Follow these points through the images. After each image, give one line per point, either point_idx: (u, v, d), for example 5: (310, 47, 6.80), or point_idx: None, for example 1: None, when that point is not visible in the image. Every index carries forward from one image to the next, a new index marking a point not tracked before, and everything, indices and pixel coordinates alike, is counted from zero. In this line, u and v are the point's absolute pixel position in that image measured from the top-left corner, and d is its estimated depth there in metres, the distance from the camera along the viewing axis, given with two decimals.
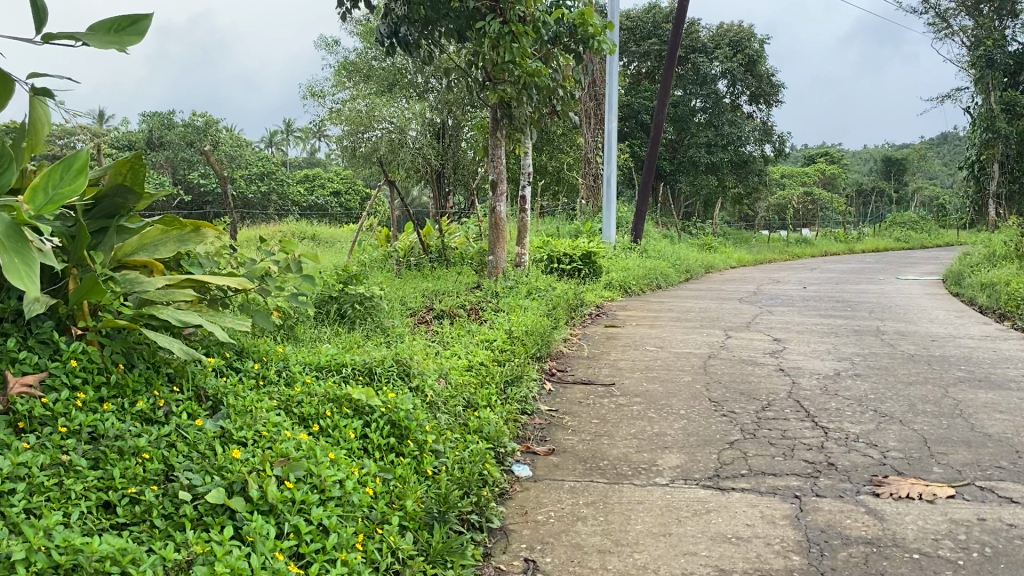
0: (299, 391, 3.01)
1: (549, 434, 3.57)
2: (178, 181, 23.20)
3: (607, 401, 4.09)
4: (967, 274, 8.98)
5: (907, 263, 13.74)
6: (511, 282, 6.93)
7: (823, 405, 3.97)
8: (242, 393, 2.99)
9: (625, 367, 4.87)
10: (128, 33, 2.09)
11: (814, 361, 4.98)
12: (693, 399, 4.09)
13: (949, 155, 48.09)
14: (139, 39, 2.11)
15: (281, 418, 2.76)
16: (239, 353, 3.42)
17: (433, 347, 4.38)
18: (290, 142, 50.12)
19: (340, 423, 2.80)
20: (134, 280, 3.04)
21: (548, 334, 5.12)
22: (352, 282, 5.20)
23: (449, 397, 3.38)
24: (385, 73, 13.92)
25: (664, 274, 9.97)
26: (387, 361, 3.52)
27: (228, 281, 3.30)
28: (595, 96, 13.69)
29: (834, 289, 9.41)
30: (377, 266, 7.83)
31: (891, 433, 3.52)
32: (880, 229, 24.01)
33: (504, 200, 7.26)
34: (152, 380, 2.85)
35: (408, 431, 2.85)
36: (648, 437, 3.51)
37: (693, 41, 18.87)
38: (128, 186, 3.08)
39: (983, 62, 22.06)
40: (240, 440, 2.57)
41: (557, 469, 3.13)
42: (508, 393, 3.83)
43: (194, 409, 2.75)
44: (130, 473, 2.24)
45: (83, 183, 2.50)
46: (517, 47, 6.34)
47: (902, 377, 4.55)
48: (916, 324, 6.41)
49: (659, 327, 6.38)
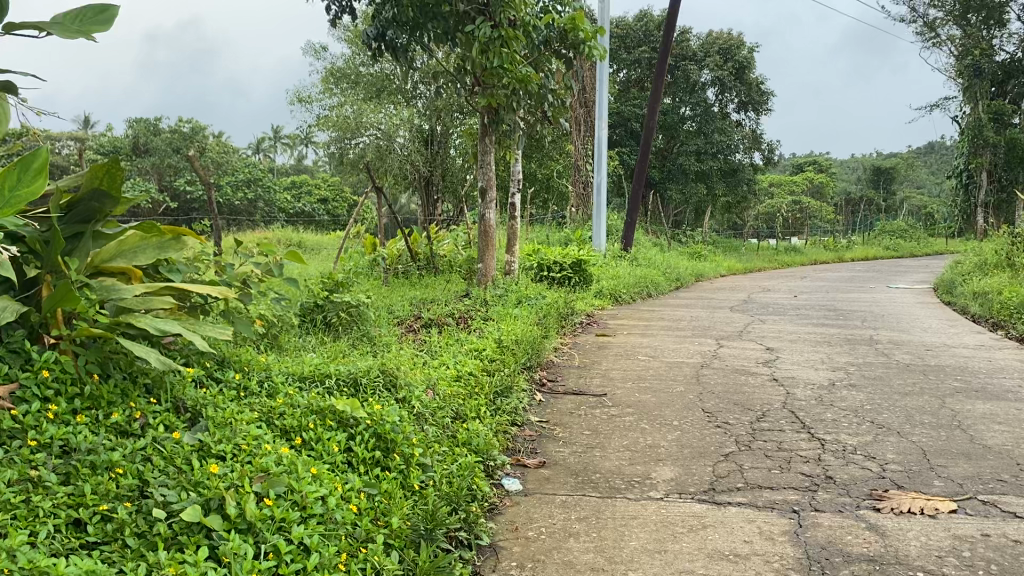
0: (281, 403, 2.92)
1: (540, 446, 3.48)
2: (164, 187, 23.00)
3: (598, 412, 4.00)
4: (958, 283, 8.95)
5: (898, 272, 13.71)
6: (500, 290, 6.85)
7: (819, 415, 3.90)
8: (222, 404, 2.89)
9: (617, 376, 4.79)
10: (94, 22, 2.64)
11: (808, 370, 4.91)
12: (686, 410, 4.01)
13: (936, 164, 48.32)
14: (104, 26, 2.66)
15: (262, 431, 2.67)
16: (220, 362, 3.33)
17: (420, 356, 4.29)
18: (278, 149, 49.88)
19: (323, 436, 2.71)
20: (111, 287, 2.95)
21: (538, 343, 5.03)
22: (338, 290, 5.12)
23: (437, 408, 3.29)
24: (372, 79, 13.63)
25: (654, 282, 9.90)
26: (372, 372, 3.43)
27: (208, 289, 3.20)
28: (585, 103, 13.65)
29: (825, 298, 9.36)
30: (364, 273, 7.76)
31: (890, 445, 3.44)
32: (869, 238, 24.05)
33: (493, 207, 7.18)
34: (128, 392, 2.75)
35: (393, 444, 2.76)
36: (641, 449, 3.42)
37: (683, 49, 18.85)
38: (104, 190, 2.96)
39: (972, 72, 22.16)
40: (219, 454, 2.47)
41: (548, 482, 3.04)
42: (496, 404, 3.74)
43: (171, 421, 2.66)
44: (100, 488, 2.14)
45: (41, 185, 2.53)
46: (507, 51, 6.27)
47: (898, 387, 4.48)
48: (909, 333, 6.35)
49: (650, 336, 6.31)
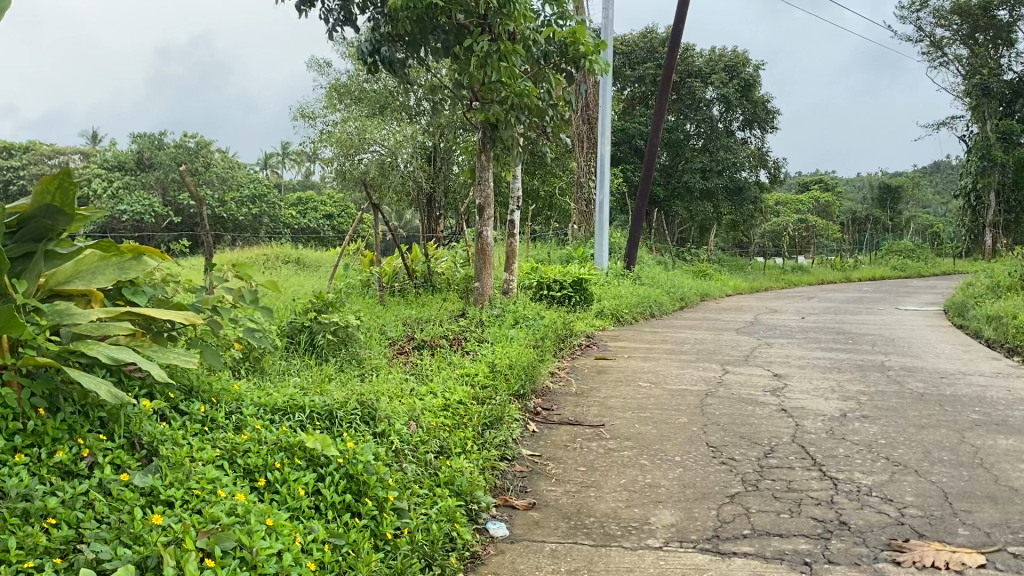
0: (246, 439, 2.67)
1: (530, 484, 3.23)
2: (168, 202, 22.69)
3: (595, 445, 3.76)
4: (970, 306, 8.69)
5: (906, 292, 13.43)
6: (497, 310, 6.60)
7: (831, 451, 3.65)
8: (183, 440, 2.64)
9: (617, 406, 4.52)
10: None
11: (817, 400, 4.65)
12: (689, 444, 3.77)
13: (943, 185, 48.06)
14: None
15: (222, 472, 2.43)
16: (187, 393, 3.08)
17: (408, 382, 4.05)
18: (286, 164, 49.62)
19: (290, 476, 2.48)
20: (66, 310, 2.72)
21: (534, 368, 4.78)
22: (326, 310, 4.88)
23: (419, 443, 3.05)
24: (376, 96, 13.32)
25: (659, 302, 9.64)
26: (350, 404, 3.18)
27: (174, 315, 2.96)
28: (588, 119, 13.41)
29: (833, 320, 9.09)
30: (358, 291, 7.50)
31: (908, 485, 3.19)
32: (876, 258, 23.76)
33: (491, 224, 6.97)
34: (78, 427, 2.49)
35: (367, 487, 2.52)
36: (640, 489, 3.18)
37: (688, 65, 18.64)
38: (56, 206, 2.80)
39: (980, 91, 21.90)
40: (168, 500, 2.22)
41: (538, 527, 2.80)
42: (485, 437, 3.50)
43: (123, 460, 2.41)
44: (26, 542, 1.89)
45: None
46: (506, 65, 6.03)
47: (914, 419, 4.22)
48: (922, 359, 6.09)
49: (652, 360, 6.05)
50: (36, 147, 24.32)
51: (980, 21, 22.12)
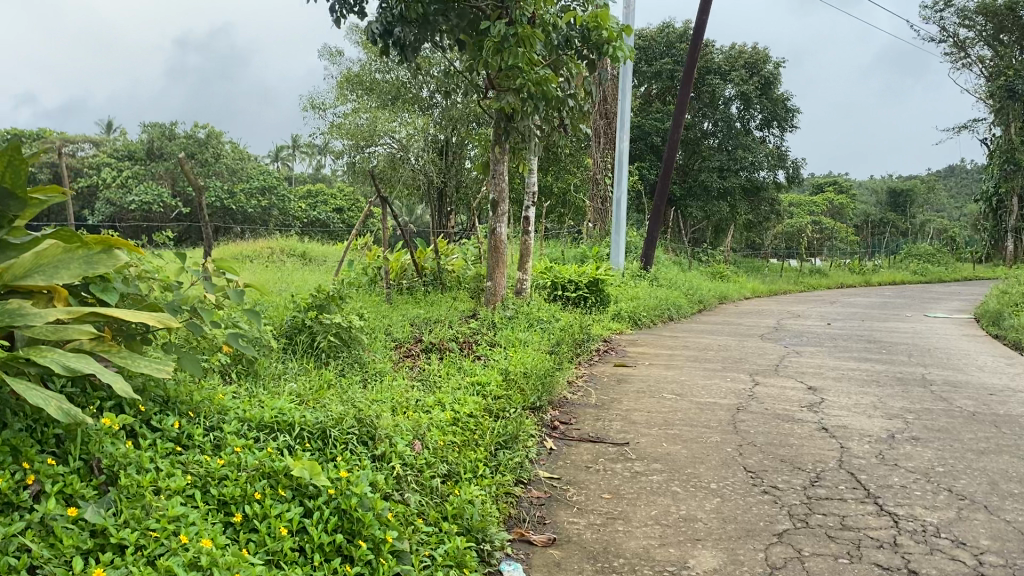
0: (222, 464, 2.30)
1: (550, 515, 2.85)
2: (177, 193, 22.26)
3: (620, 468, 3.38)
4: (1005, 315, 8.28)
5: (930, 298, 12.97)
6: (510, 312, 6.20)
7: (884, 480, 3.25)
8: (150, 465, 2.25)
9: (641, 420, 4.15)
10: None
11: (861, 418, 4.25)
12: (725, 468, 3.38)
13: (956, 189, 47.54)
14: None
15: (190, 507, 2.06)
16: (162, 404, 2.69)
17: (415, 391, 3.68)
18: (297, 156, 49.04)
19: (271, 511, 2.13)
20: (16, 310, 2.34)
21: (551, 378, 4.39)
22: (328, 307, 4.51)
23: (424, 467, 2.71)
24: (387, 86, 13.01)
25: (676, 305, 9.22)
26: (347, 421, 2.78)
27: (147, 316, 2.56)
28: (606, 114, 13.11)
29: (861, 327, 8.69)
30: (363, 288, 7.13)
31: (981, 526, 2.79)
32: (895, 262, 23.22)
33: (504, 221, 6.61)
34: (23, 449, 2.10)
35: (362, 525, 2.16)
36: (673, 524, 2.79)
37: (708, 62, 18.20)
38: (7, 188, 2.44)
39: (1006, 94, 21.27)
40: (122, 543, 1.86)
41: (559, 571, 2.42)
42: (498, 460, 3.13)
43: (74, 489, 2.02)
44: None
45: None
46: (523, 52, 5.49)
47: (969, 443, 3.81)
48: (965, 373, 5.67)
49: (674, 368, 5.65)
50: (46, 135, 24.07)
51: (1005, 22, 21.58)
